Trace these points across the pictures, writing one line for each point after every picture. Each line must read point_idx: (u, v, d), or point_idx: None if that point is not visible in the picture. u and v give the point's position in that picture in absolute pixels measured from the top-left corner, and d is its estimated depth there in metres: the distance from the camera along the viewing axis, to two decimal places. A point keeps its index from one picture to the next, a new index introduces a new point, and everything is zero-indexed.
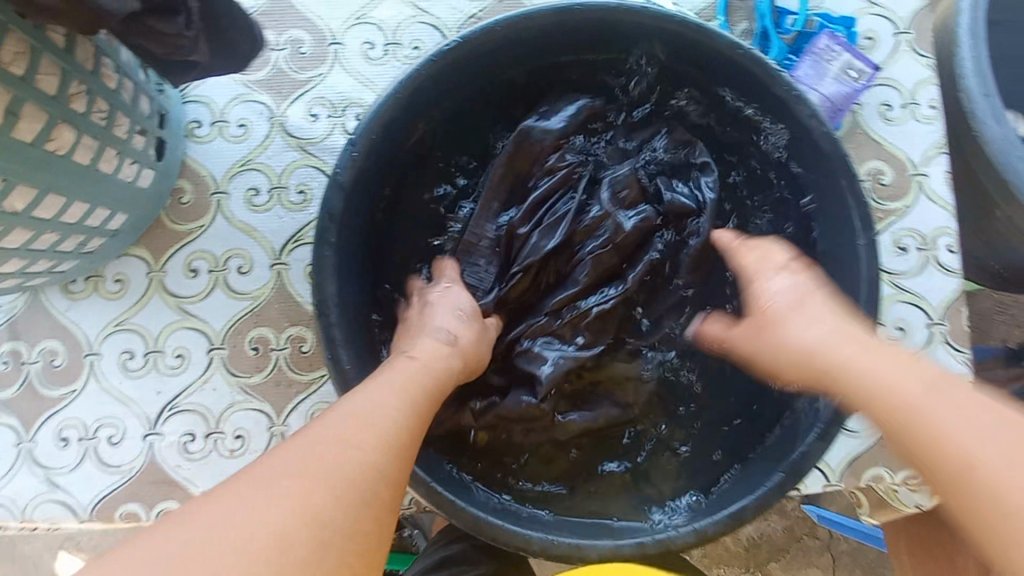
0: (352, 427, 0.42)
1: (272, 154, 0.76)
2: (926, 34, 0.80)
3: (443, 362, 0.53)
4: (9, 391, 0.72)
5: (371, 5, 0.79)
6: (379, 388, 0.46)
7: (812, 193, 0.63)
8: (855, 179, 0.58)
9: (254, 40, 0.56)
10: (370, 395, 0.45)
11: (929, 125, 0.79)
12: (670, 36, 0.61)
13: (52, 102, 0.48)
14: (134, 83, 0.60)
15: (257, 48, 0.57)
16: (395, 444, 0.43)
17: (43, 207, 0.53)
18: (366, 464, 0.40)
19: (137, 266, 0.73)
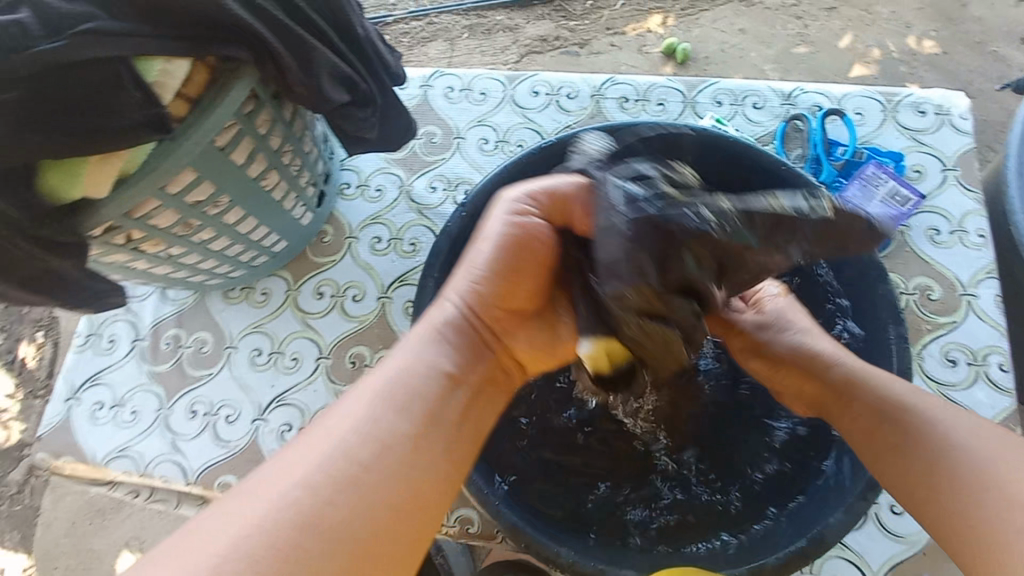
0: (342, 459, 0.46)
1: (396, 213, 0.97)
2: (973, 173, 0.89)
3: (450, 379, 0.55)
4: (164, 367, 0.91)
5: (491, 112, 1.02)
6: (368, 403, 0.49)
7: (848, 293, 0.73)
8: (885, 278, 0.69)
9: (407, 124, 0.77)
10: (358, 415, 0.49)
11: (978, 251, 0.85)
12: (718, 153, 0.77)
13: (273, 154, 0.69)
14: (319, 149, 0.82)
15: (407, 131, 0.77)
16: (398, 461, 0.47)
17: (244, 225, 0.73)
18: (344, 482, 0.45)
19: (279, 284, 0.93)
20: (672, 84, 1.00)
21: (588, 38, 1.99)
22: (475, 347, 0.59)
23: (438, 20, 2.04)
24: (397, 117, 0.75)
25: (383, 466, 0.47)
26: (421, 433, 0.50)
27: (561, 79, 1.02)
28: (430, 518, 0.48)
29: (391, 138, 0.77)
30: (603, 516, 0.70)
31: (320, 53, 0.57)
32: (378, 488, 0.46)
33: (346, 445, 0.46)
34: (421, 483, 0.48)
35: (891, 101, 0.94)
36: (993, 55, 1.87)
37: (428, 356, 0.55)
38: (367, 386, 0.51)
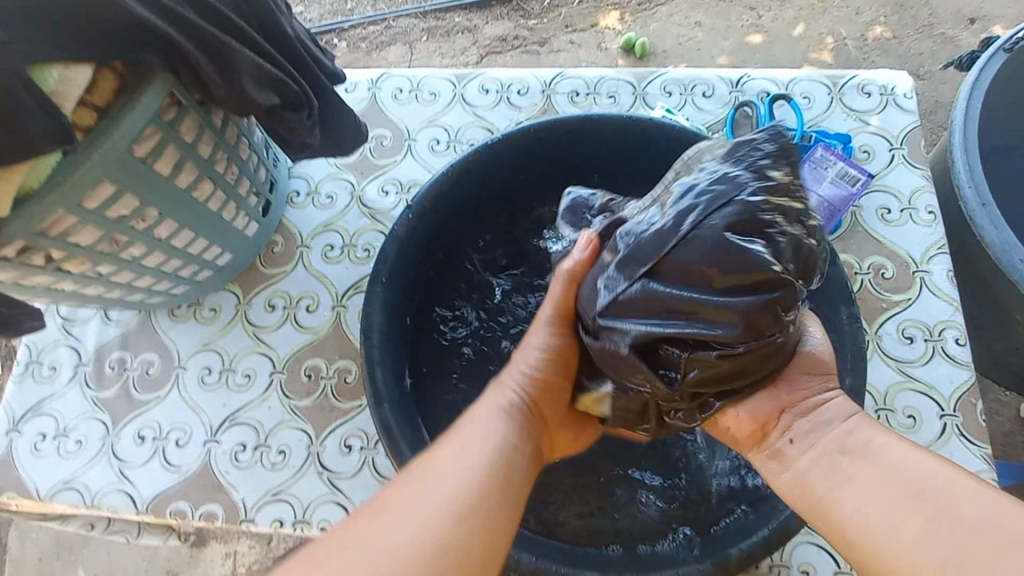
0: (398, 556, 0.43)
1: (348, 220, 0.94)
2: (919, 150, 0.90)
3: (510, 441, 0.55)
4: (109, 391, 0.87)
5: (441, 112, 1.00)
6: (460, 471, 0.50)
7: None
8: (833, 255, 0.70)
9: (354, 131, 0.74)
10: (423, 503, 0.47)
11: (929, 227, 0.86)
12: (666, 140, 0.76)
13: (204, 164, 0.66)
14: (259, 157, 0.80)
15: (355, 138, 0.75)
16: (484, 522, 0.47)
17: (179, 238, 0.70)
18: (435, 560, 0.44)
19: (229, 299, 0.90)
20: (622, 76, 0.99)
21: (547, 37, 1.98)
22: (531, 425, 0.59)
23: (396, 24, 2.02)
24: (344, 123, 0.72)
25: (469, 527, 0.46)
26: (510, 495, 0.51)
27: (510, 76, 1.01)
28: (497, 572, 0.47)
29: (339, 144, 0.75)
30: (570, 520, 0.68)
31: (240, 56, 0.54)
32: (463, 544, 0.45)
33: (446, 510, 0.47)
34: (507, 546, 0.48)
35: (836, 84, 0.95)
36: (941, 38, 1.91)
37: (505, 428, 0.56)
38: (453, 455, 0.52)
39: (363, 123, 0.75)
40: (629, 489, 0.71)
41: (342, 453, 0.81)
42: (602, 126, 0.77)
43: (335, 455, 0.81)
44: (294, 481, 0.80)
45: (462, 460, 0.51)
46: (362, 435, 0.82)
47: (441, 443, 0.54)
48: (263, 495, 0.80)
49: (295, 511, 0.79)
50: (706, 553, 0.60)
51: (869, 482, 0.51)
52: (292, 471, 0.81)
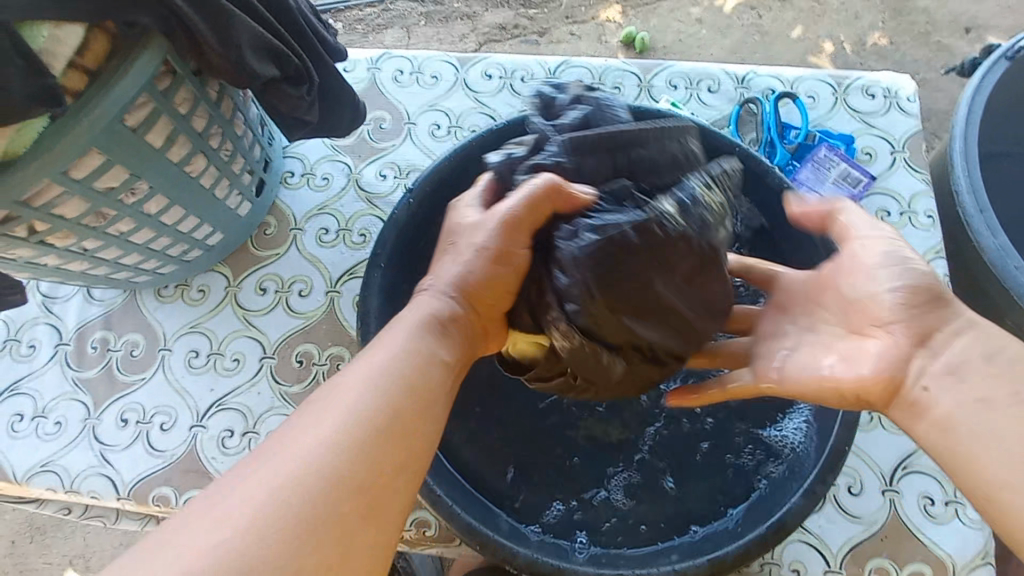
0: (280, 481, 0.42)
1: (344, 203, 0.92)
2: (920, 154, 0.90)
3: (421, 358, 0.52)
4: (90, 372, 0.84)
5: (443, 96, 0.97)
6: (365, 385, 0.48)
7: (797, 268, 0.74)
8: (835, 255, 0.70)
9: (354, 115, 0.72)
10: (312, 430, 0.45)
11: (927, 231, 0.86)
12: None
13: (198, 137, 0.63)
14: (254, 134, 0.77)
15: (355, 120, 0.73)
16: (380, 442, 0.46)
17: (170, 215, 0.68)
18: (329, 485, 0.43)
19: (218, 281, 0.87)
20: (627, 67, 0.98)
21: (547, 27, 1.96)
22: (454, 333, 0.57)
23: (393, 7, 1.97)
24: (342, 102, 0.70)
25: (368, 432, 0.46)
26: (419, 400, 0.50)
27: (514, 62, 0.99)
28: (408, 470, 0.47)
29: (334, 125, 0.73)
30: (565, 513, 0.68)
31: (240, 23, 0.51)
32: (365, 450, 0.45)
33: (349, 422, 0.46)
34: (418, 446, 0.48)
35: (841, 84, 0.94)
36: (936, 46, 1.93)
37: (417, 335, 0.54)
38: (359, 369, 0.50)
39: (362, 106, 0.74)
40: (626, 485, 0.70)
41: None
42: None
43: None
44: None
45: (358, 385, 0.48)
46: None
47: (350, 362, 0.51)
48: None
49: None
50: (698, 551, 0.60)
51: (1021, 424, 0.47)
52: None
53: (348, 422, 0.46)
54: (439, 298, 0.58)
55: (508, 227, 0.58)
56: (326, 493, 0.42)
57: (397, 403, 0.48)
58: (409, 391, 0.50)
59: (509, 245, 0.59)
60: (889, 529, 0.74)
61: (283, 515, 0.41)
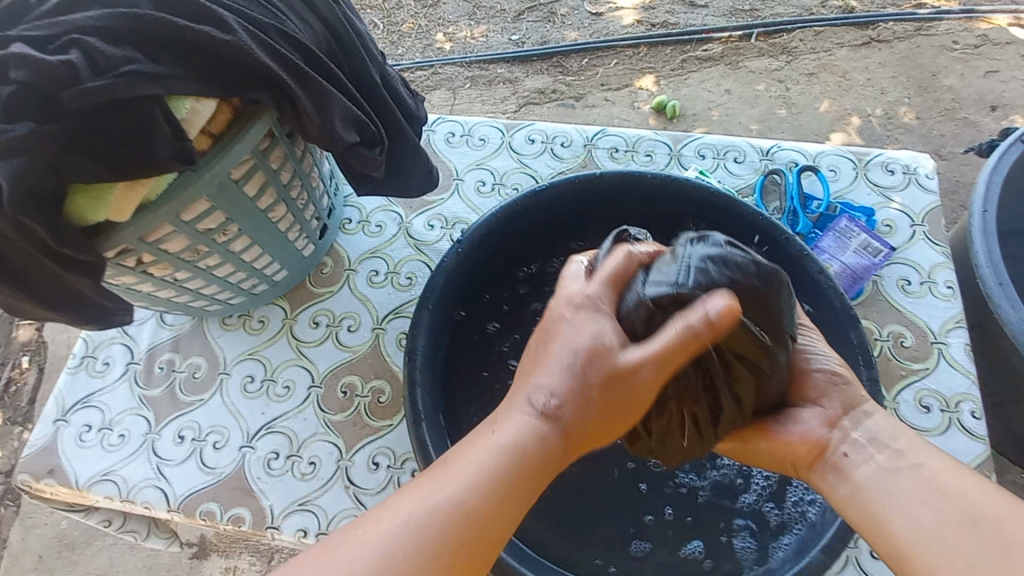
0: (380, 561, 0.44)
1: (394, 248, 1.01)
2: (939, 228, 0.95)
3: (531, 444, 0.51)
4: (155, 391, 0.92)
5: (489, 157, 1.08)
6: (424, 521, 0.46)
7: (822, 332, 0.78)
8: (852, 317, 0.74)
9: (426, 172, 0.81)
10: (417, 514, 0.46)
11: (948, 301, 0.90)
12: (693, 198, 0.83)
13: (283, 188, 0.73)
14: (324, 186, 0.87)
15: (428, 179, 0.82)
16: (474, 542, 0.47)
17: (249, 252, 0.77)
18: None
19: (277, 313, 0.95)
20: (659, 137, 1.07)
21: (583, 93, 2.11)
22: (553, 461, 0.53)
23: (442, 71, 2.17)
24: (412, 168, 0.79)
25: (447, 534, 0.46)
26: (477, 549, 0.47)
27: (555, 129, 1.09)
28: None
29: (407, 183, 0.81)
30: (587, 552, 0.71)
31: (334, 101, 0.61)
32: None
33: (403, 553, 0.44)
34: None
35: (862, 160, 1.01)
36: (963, 121, 1.99)
37: (505, 469, 0.50)
38: (480, 449, 0.51)
39: (436, 168, 0.83)
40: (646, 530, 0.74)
41: (370, 470, 0.85)
42: (637, 183, 0.83)
43: (363, 471, 0.84)
44: (321, 492, 0.83)
45: (467, 475, 0.49)
46: (390, 454, 0.86)
47: (465, 440, 0.53)
48: (291, 504, 0.83)
49: (319, 522, 0.82)
50: None
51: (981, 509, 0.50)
52: (320, 483, 0.84)
53: (453, 514, 0.47)
54: (536, 415, 0.53)
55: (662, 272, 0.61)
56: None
57: (501, 498, 0.49)
58: (512, 485, 0.50)
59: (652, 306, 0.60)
60: None
61: None
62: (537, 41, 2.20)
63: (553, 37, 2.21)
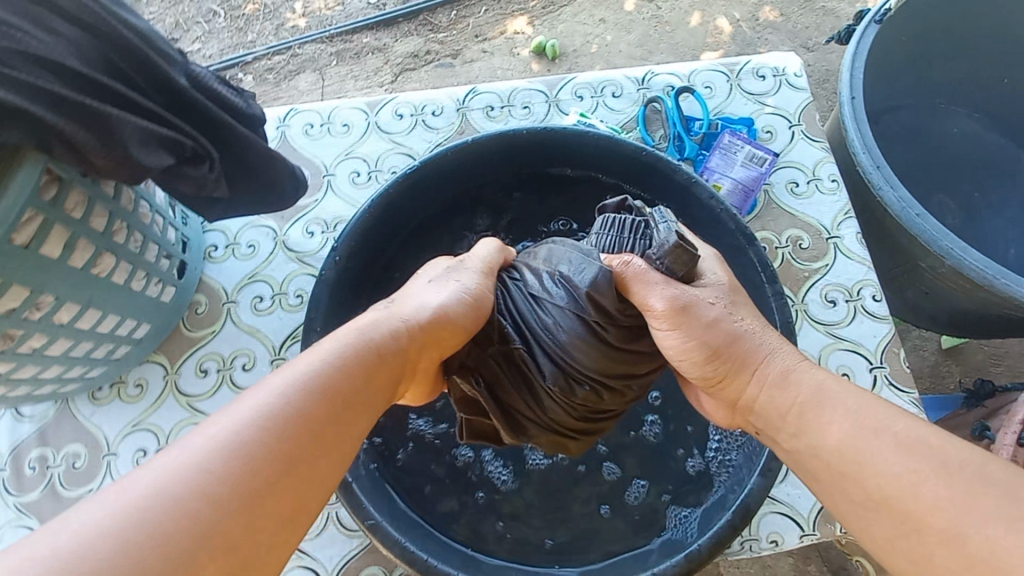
0: (213, 476, 0.35)
1: (275, 267, 0.90)
2: (815, 125, 0.96)
3: (369, 352, 0.50)
4: (32, 495, 0.79)
5: (357, 143, 0.97)
6: (269, 415, 0.40)
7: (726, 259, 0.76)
8: (748, 234, 0.72)
9: (291, 174, 0.72)
10: (251, 419, 0.39)
11: (834, 195, 0.92)
12: (588, 152, 0.78)
13: (101, 238, 0.61)
14: (164, 219, 0.75)
15: (296, 183, 0.73)
16: (320, 448, 0.41)
17: (85, 320, 0.65)
18: (260, 495, 0.37)
19: (156, 372, 0.84)
20: (533, 86, 1.00)
21: (459, 48, 1.98)
22: (385, 367, 0.50)
23: (302, 52, 1.96)
24: (267, 174, 0.69)
25: (292, 437, 0.40)
26: (321, 449, 0.41)
27: (423, 98, 1.00)
28: (309, 510, 0.40)
29: (271, 189, 0.70)
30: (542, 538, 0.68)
31: (127, 124, 0.51)
32: (263, 481, 0.37)
33: (229, 469, 0.36)
34: (319, 479, 0.41)
35: (733, 70, 0.99)
36: (823, 11, 2.06)
37: (344, 375, 0.46)
38: (319, 356, 0.46)
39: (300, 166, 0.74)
40: (598, 490, 0.70)
41: None
42: (514, 142, 0.77)
43: None
44: None
45: (305, 375, 0.44)
46: None
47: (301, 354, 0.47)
48: None
49: None
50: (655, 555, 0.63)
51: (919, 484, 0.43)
52: None
53: (293, 413, 0.41)
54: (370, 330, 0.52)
55: (489, 277, 0.66)
56: (254, 501, 0.36)
57: (342, 399, 0.45)
58: (355, 391, 0.46)
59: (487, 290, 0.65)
60: None
61: (197, 517, 0.34)
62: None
63: None
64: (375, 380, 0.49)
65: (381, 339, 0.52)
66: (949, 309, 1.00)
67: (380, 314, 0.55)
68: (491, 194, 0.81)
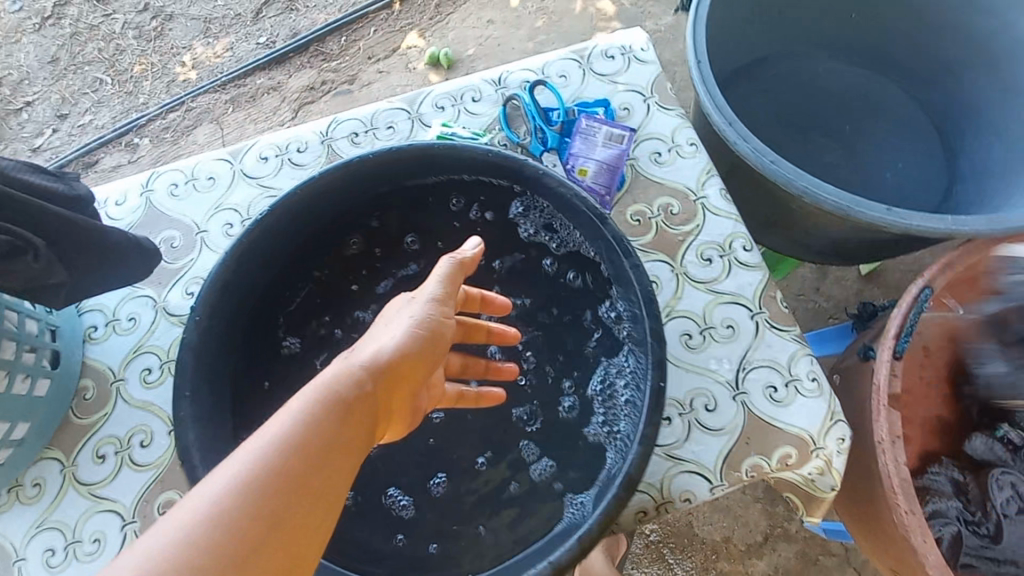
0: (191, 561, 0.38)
1: (159, 335, 0.88)
2: (667, 94, 1.00)
3: (342, 407, 0.49)
4: None
5: (226, 194, 0.96)
6: (244, 492, 0.41)
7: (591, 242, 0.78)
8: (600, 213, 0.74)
9: (139, 247, 0.74)
10: (227, 502, 0.41)
11: (695, 158, 0.95)
12: (442, 163, 0.80)
13: None
14: (18, 312, 0.73)
15: (146, 254, 0.76)
16: (301, 517, 0.43)
17: None
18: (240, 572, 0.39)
19: (52, 468, 0.81)
20: (394, 105, 1.01)
21: (354, 73, 1.98)
22: (354, 419, 0.50)
23: (196, 104, 1.92)
24: (105, 246, 0.70)
25: (268, 512, 0.42)
26: (296, 522, 0.43)
27: (287, 137, 0.99)
28: (299, 575, 0.42)
29: (116, 260, 0.72)
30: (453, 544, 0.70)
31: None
32: (241, 558, 0.39)
33: (211, 539, 0.39)
34: (302, 546, 0.43)
35: (583, 56, 1.02)
36: None
37: (320, 434, 0.47)
38: (295, 421, 0.47)
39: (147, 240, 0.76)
40: None
41: None
42: (366, 166, 0.77)
43: None
44: None
45: (281, 442, 0.45)
46: None
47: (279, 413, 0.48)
48: None
49: None
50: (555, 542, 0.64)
51: None
52: None
53: (268, 486, 0.42)
54: (345, 378, 0.51)
55: (444, 302, 0.60)
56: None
57: (319, 463, 0.46)
58: (334, 451, 0.47)
59: (436, 313, 0.59)
60: (749, 431, 0.80)
61: None
62: (284, 36, 2.01)
63: (300, 27, 2.03)
64: (352, 427, 0.49)
65: (352, 391, 0.51)
66: (830, 242, 1.05)
67: (353, 357, 0.54)
68: (353, 221, 0.84)
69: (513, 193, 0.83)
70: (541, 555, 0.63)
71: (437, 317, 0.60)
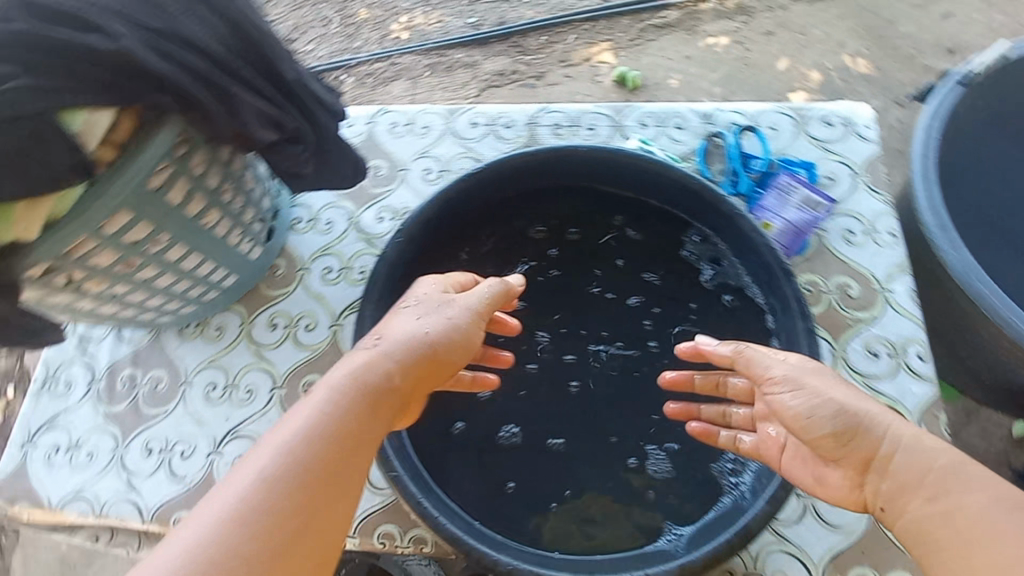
0: (244, 524, 0.43)
1: (346, 244, 1.01)
2: (879, 177, 0.96)
3: (368, 388, 0.56)
4: (119, 407, 0.92)
5: (434, 144, 1.07)
6: (281, 459, 0.47)
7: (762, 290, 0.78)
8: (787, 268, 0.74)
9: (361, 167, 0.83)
10: (269, 469, 0.46)
11: (891, 248, 0.91)
12: (641, 175, 0.83)
13: (212, 193, 0.73)
14: (264, 187, 0.87)
15: (364, 174, 0.84)
16: (330, 482, 0.48)
17: (189, 261, 0.77)
18: (281, 526, 0.44)
19: (234, 320, 0.96)
20: (601, 109, 1.06)
21: (543, 71, 2.09)
22: (380, 404, 0.56)
23: (400, 61, 2.13)
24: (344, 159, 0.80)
25: (304, 476, 0.47)
26: (330, 486, 0.48)
27: (498, 110, 1.09)
28: (336, 537, 0.47)
29: (342, 174, 0.82)
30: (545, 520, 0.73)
31: (245, 100, 0.63)
32: (281, 515, 0.44)
33: (251, 533, 0.43)
34: (337, 511, 0.48)
35: (801, 115, 1.01)
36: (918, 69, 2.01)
37: (345, 410, 0.53)
38: (318, 401, 0.53)
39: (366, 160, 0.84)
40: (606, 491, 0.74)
41: None
42: (573, 156, 0.82)
43: None
44: None
45: (313, 416, 0.52)
46: None
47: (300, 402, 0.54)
48: None
49: None
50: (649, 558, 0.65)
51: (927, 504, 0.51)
52: None
53: (305, 456, 0.48)
54: (364, 364, 0.58)
55: (478, 313, 0.68)
56: (287, 532, 0.44)
57: (346, 434, 0.52)
58: (359, 425, 0.53)
59: (458, 318, 0.66)
60: (867, 542, 0.76)
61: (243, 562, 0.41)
62: (492, 22, 2.18)
63: (509, 17, 2.18)
64: (376, 414, 0.55)
65: (377, 371, 0.57)
66: (1007, 383, 0.96)
67: (366, 349, 0.60)
68: (540, 211, 0.87)
69: (696, 221, 0.84)
70: (634, 564, 0.65)
71: (466, 325, 0.66)
